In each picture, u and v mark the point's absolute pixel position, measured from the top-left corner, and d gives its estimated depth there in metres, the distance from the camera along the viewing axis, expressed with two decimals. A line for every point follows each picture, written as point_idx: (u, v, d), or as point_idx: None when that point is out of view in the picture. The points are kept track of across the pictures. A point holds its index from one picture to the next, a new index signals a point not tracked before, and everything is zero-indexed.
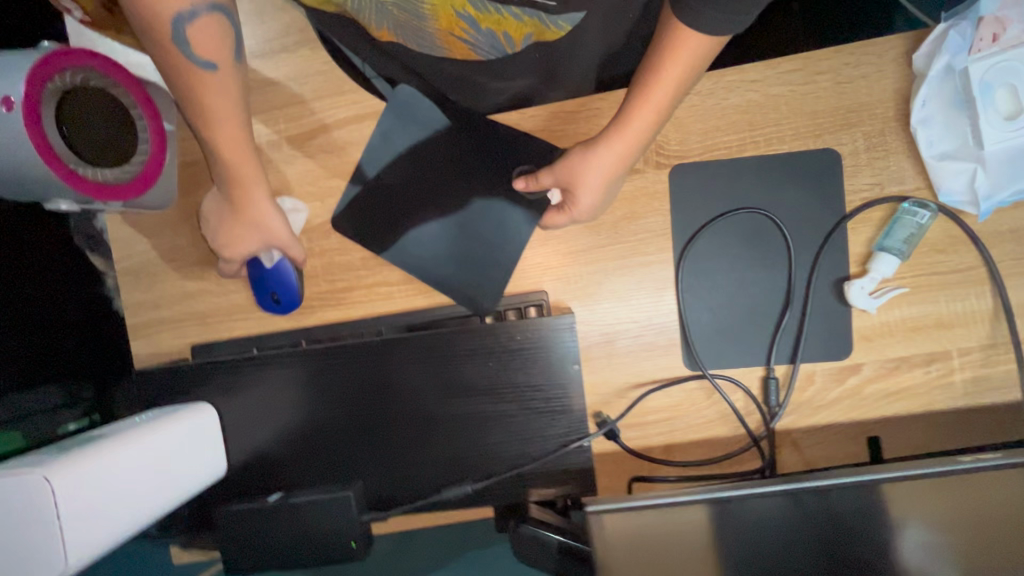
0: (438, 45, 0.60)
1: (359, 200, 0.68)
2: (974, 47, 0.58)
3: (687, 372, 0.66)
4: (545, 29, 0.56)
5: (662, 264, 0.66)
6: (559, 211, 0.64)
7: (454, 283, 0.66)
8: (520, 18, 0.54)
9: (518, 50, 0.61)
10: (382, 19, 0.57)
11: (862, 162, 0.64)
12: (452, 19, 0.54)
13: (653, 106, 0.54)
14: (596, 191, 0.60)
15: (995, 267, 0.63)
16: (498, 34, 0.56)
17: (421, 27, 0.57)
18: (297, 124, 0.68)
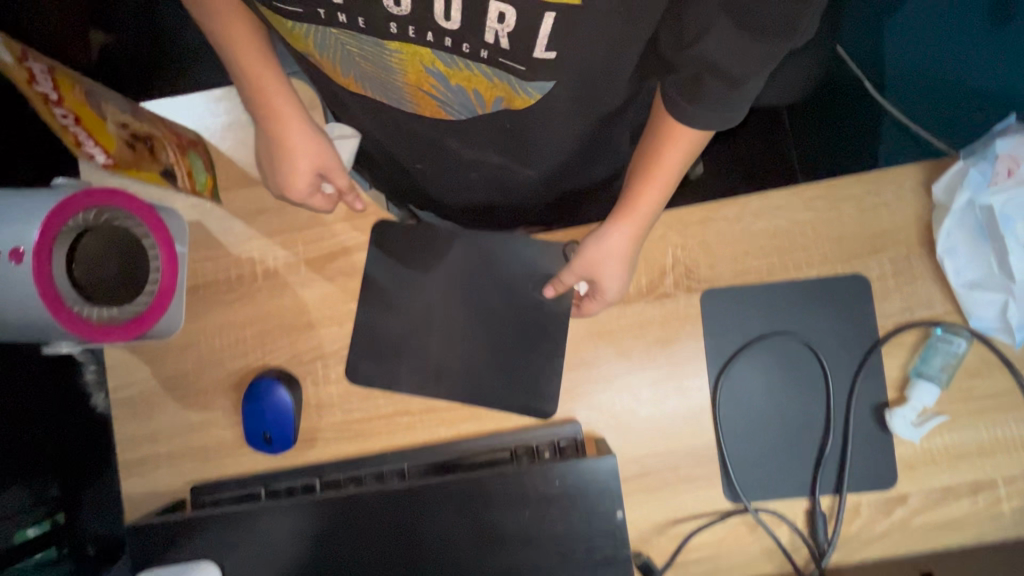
0: (407, 102, 0.58)
1: (382, 326, 0.65)
2: (991, 183, 0.60)
3: (729, 505, 0.63)
4: (515, 95, 0.54)
5: (697, 391, 0.64)
6: (590, 300, 0.62)
7: (487, 413, 0.64)
8: (491, 78, 0.52)
9: (490, 113, 0.59)
10: (349, 67, 0.55)
11: (890, 287, 0.64)
12: (421, 76, 0.53)
13: (660, 179, 0.56)
14: (619, 275, 0.59)
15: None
16: (469, 92, 0.54)
17: (389, 80, 0.55)
18: (317, 247, 0.66)
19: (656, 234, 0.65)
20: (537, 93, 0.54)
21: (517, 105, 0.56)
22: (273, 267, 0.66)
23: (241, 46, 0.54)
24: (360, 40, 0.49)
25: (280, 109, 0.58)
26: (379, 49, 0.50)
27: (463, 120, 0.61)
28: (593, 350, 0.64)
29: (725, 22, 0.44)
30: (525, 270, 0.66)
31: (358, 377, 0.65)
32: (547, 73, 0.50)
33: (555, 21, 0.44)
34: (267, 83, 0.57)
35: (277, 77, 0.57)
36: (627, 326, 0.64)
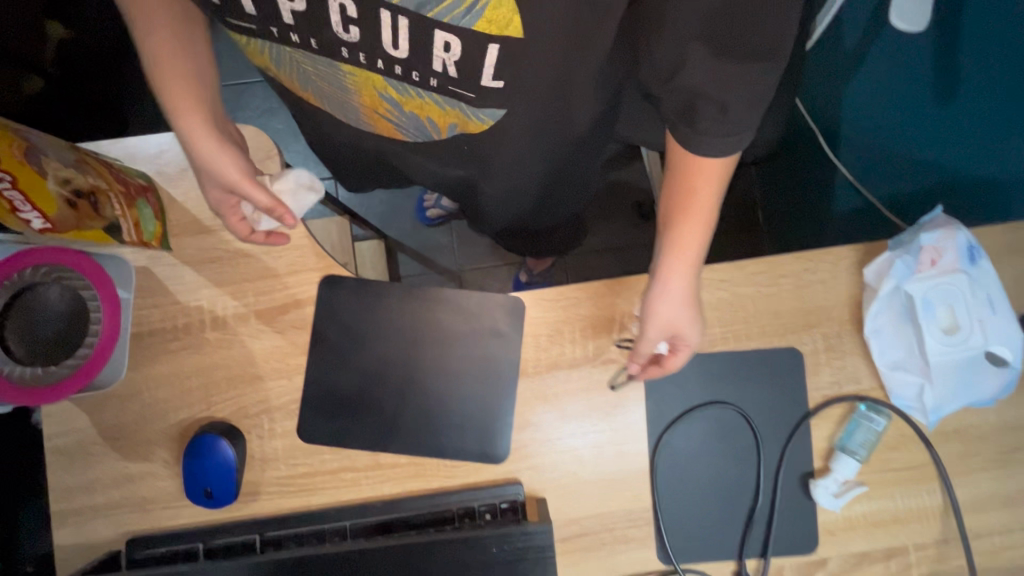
0: (363, 121, 0.63)
1: (330, 380, 0.65)
2: (917, 271, 0.64)
3: (661, 566, 0.65)
4: (467, 120, 0.59)
5: (637, 454, 0.66)
6: (676, 354, 0.59)
7: (432, 471, 0.65)
8: (441, 106, 0.57)
9: (444, 137, 0.64)
10: (308, 85, 0.59)
11: (822, 362, 0.67)
12: (375, 100, 0.58)
13: (702, 212, 0.53)
14: (691, 317, 0.56)
15: (944, 466, 0.66)
16: (423, 118, 0.60)
17: (347, 101, 0.60)
18: (268, 298, 0.66)
19: (605, 301, 0.67)
20: (490, 120, 0.59)
21: (472, 129, 0.61)
22: (222, 317, 0.65)
23: (164, 48, 0.53)
24: (316, 59, 0.54)
25: (182, 117, 0.54)
26: (335, 72, 0.55)
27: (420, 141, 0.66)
28: (539, 411, 0.66)
29: (699, 46, 0.46)
30: (478, 332, 0.67)
31: (306, 431, 0.65)
32: (496, 102, 0.55)
33: (499, 54, 0.49)
34: (174, 87, 0.54)
35: (186, 81, 0.54)
36: (573, 389, 0.66)
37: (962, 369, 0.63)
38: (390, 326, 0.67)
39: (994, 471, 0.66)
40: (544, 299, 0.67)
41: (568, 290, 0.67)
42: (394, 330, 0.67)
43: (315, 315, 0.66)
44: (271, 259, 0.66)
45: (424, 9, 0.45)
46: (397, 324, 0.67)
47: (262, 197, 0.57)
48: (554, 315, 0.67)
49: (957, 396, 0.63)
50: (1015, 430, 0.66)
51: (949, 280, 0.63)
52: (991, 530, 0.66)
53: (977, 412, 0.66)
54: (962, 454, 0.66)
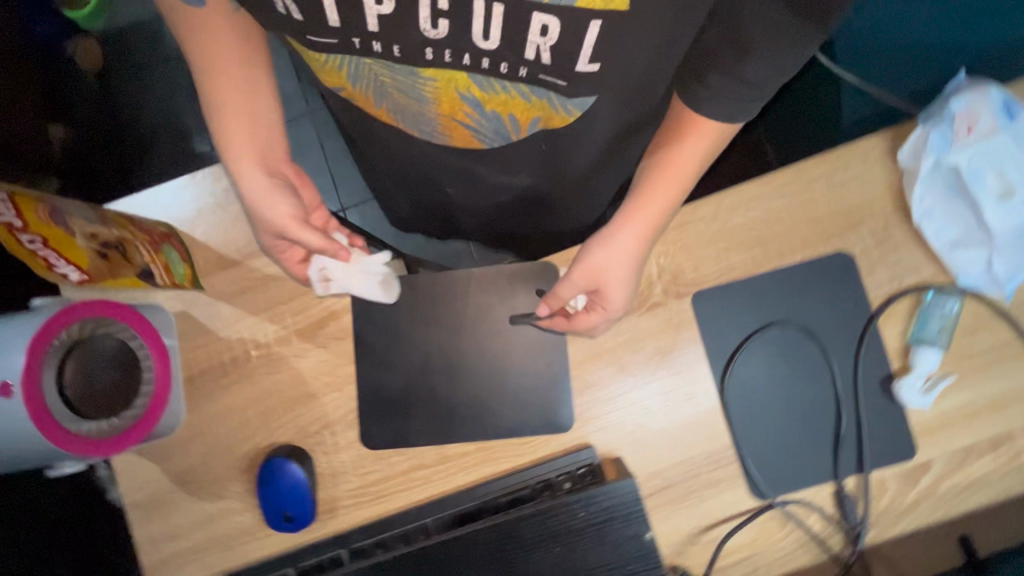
0: (439, 131, 0.65)
1: (382, 384, 0.65)
2: (955, 141, 0.61)
3: (756, 503, 0.62)
4: (553, 113, 0.59)
5: (704, 393, 0.64)
6: (590, 312, 0.60)
7: (500, 452, 0.64)
8: (528, 99, 0.56)
9: (523, 135, 0.65)
10: (382, 100, 0.61)
11: (875, 259, 0.64)
12: (455, 103, 0.58)
13: (676, 174, 0.57)
14: (625, 274, 0.58)
15: None
16: (505, 116, 0.60)
17: (422, 112, 0.61)
18: (305, 317, 0.66)
19: None
20: (577, 109, 0.59)
21: (555, 123, 0.62)
22: (265, 343, 0.66)
23: (228, 81, 0.54)
24: (396, 69, 0.53)
25: (237, 164, 0.56)
26: (414, 79, 0.54)
27: (496, 146, 0.68)
28: (596, 372, 0.64)
29: None
30: (517, 305, 0.66)
31: (369, 437, 0.64)
32: (589, 87, 0.54)
33: (601, 29, 0.46)
34: (230, 133, 0.55)
35: (245, 128, 0.55)
36: (624, 341, 0.64)
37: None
38: (430, 318, 0.66)
39: None
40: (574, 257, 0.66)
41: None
42: (434, 321, 0.66)
43: (354, 322, 0.66)
44: None
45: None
46: (435, 315, 0.66)
47: (310, 241, 0.57)
48: None
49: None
50: None
51: (992, 143, 0.60)
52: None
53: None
54: None
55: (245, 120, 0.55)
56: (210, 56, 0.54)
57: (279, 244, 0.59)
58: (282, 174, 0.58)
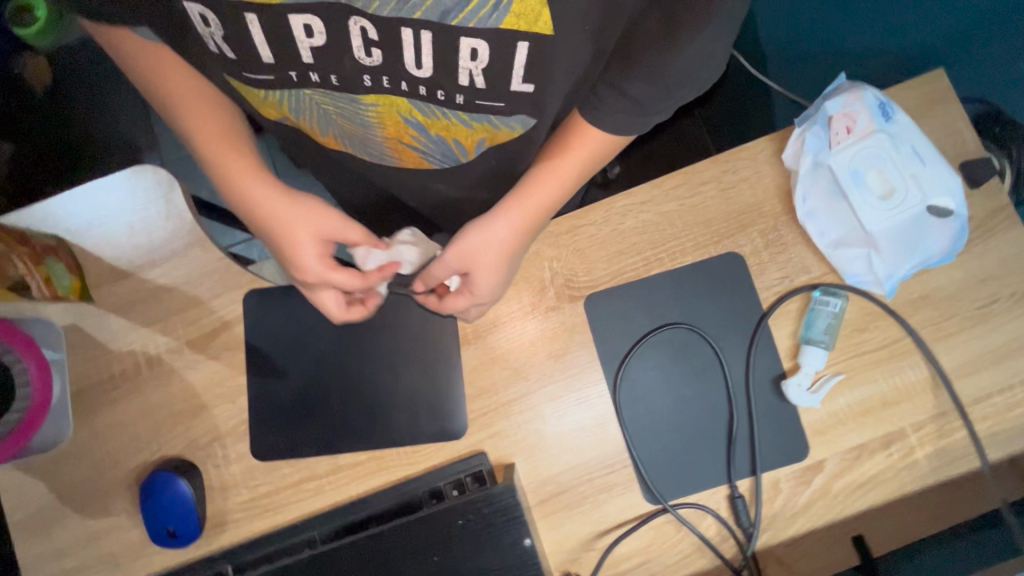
0: (388, 153, 0.65)
1: (275, 394, 0.64)
2: (833, 142, 0.62)
3: (650, 508, 0.62)
4: (498, 131, 0.59)
5: (598, 397, 0.63)
6: (459, 296, 0.60)
7: (393, 461, 0.63)
8: (469, 125, 0.57)
9: (472, 157, 0.65)
10: (328, 127, 0.59)
11: (765, 260, 0.64)
12: (399, 128, 0.57)
13: (558, 169, 0.58)
14: (496, 262, 0.58)
15: (919, 336, 0.62)
16: (450, 141, 0.61)
17: (369, 136, 0.60)
18: (197, 327, 0.65)
19: (531, 250, 0.65)
20: (520, 126, 0.58)
21: (499, 139, 0.61)
22: (156, 355, 0.65)
23: (191, 108, 0.56)
24: (337, 97, 0.53)
25: (237, 182, 0.56)
26: (356, 106, 0.54)
27: (446, 166, 0.68)
28: (491, 377, 0.64)
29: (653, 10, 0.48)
30: (412, 313, 0.66)
31: (260, 449, 0.63)
32: (525, 107, 0.55)
33: (528, 51, 0.47)
34: (231, 155, 0.56)
35: (240, 153, 0.57)
36: (518, 346, 0.64)
37: (904, 230, 0.61)
38: (324, 327, 0.66)
39: (974, 330, 0.62)
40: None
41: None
42: (328, 329, 0.66)
43: (246, 331, 0.65)
44: (192, 287, 0.66)
45: (449, 17, 0.43)
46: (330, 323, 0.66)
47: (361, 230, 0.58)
48: None
49: (907, 259, 0.61)
50: (985, 281, 0.62)
51: (868, 143, 0.61)
52: (988, 392, 0.62)
53: (941, 273, 0.62)
54: (937, 320, 0.62)
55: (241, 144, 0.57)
56: (170, 83, 0.55)
57: (315, 256, 0.57)
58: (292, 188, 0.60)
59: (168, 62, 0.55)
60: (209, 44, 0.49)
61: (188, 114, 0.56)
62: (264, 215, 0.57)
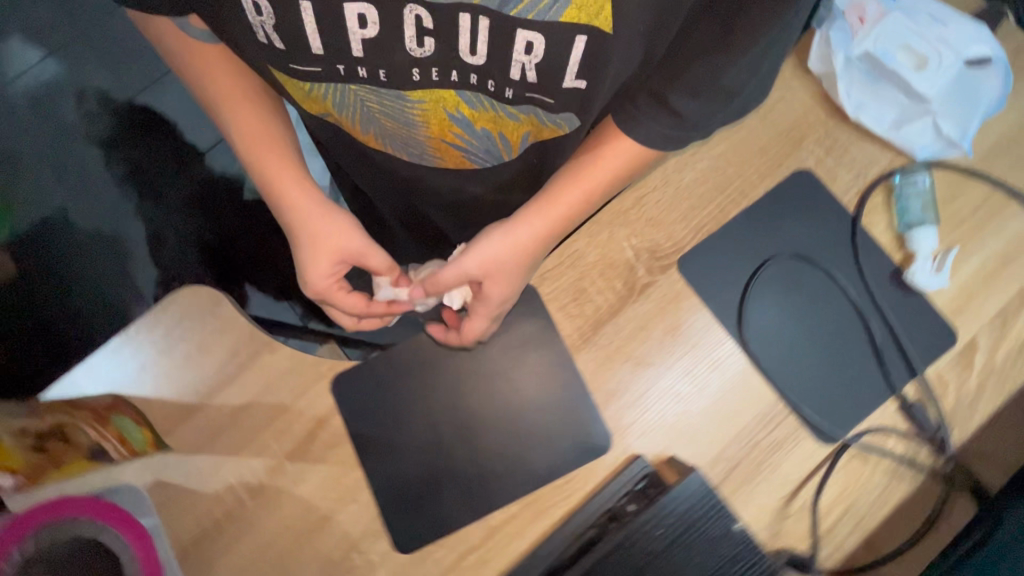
0: (429, 153, 0.70)
1: (398, 476, 0.58)
2: (854, 33, 0.62)
3: (829, 449, 0.57)
4: (543, 126, 0.63)
5: (729, 356, 0.59)
6: (473, 318, 0.59)
7: (549, 500, 0.57)
8: (516, 118, 0.61)
9: (514, 155, 0.70)
10: (371, 126, 0.65)
11: (832, 166, 0.63)
12: (444, 124, 0.62)
13: (587, 181, 0.58)
14: (518, 277, 0.58)
15: (1009, 185, 0.61)
16: (496, 136, 0.65)
17: (412, 135, 0.65)
18: (290, 436, 0.59)
19: (604, 235, 0.62)
20: (566, 125, 0.63)
21: (543, 136, 0.66)
22: (257, 481, 0.58)
23: (242, 115, 0.61)
24: (384, 93, 0.58)
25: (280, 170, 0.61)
26: (403, 103, 0.59)
27: (486, 166, 0.72)
28: (615, 376, 0.59)
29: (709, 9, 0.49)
30: (509, 341, 0.61)
31: (404, 541, 0.56)
32: (573, 103, 0.58)
33: (585, 45, 0.51)
34: (275, 160, 0.61)
35: (282, 154, 0.62)
36: (630, 334, 0.60)
37: (953, 88, 0.61)
38: (424, 387, 0.61)
39: None
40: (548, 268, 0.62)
41: (564, 249, 0.62)
42: (430, 388, 0.60)
43: (346, 420, 0.59)
44: (272, 395, 0.60)
45: (508, 7, 0.47)
46: (428, 381, 0.61)
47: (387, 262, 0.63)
48: (568, 280, 0.61)
49: (969, 115, 0.60)
50: None
51: (887, 23, 0.61)
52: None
53: (1001, 119, 0.62)
54: (1017, 165, 0.62)
55: (286, 152, 0.63)
56: (224, 92, 0.61)
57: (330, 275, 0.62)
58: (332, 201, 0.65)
59: (215, 62, 0.60)
60: (257, 33, 0.53)
61: (237, 114, 0.61)
62: (293, 218, 0.62)
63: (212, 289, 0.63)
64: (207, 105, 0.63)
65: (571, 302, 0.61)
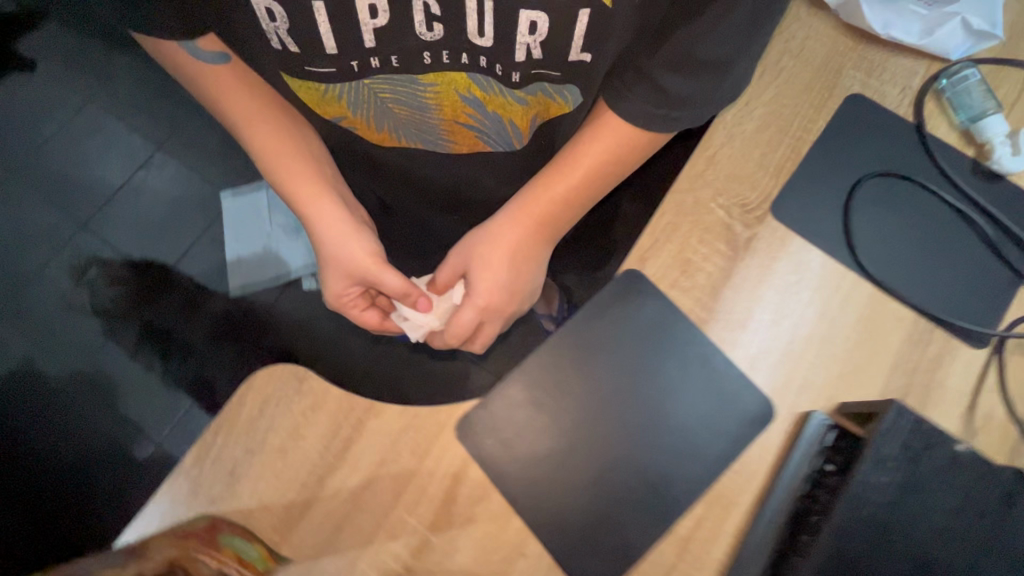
0: (443, 138, 0.74)
1: (562, 513, 0.50)
2: None
3: (987, 352, 0.54)
4: (552, 101, 0.67)
5: (854, 287, 0.57)
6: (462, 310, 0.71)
7: (733, 488, 0.51)
8: (523, 100, 0.66)
9: (523, 139, 0.75)
10: (386, 119, 0.71)
11: (877, 86, 0.64)
12: (458, 106, 0.67)
13: (575, 167, 0.66)
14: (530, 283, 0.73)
15: None
16: (506, 122, 0.71)
17: (426, 120, 0.70)
18: (426, 503, 0.51)
19: (689, 202, 0.60)
20: (571, 101, 0.67)
21: (552, 113, 0.70)
22: (403, 568, 0.49)
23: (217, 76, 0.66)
24: (399, 83, 0.63)
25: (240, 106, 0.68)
26: (419, 91, 0.64)
27: (499, 149, 0.78)
28: (751, 338, 0.55)
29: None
30: (629, 330, 0.56)
31: None
32: (577, 76, 0.62)
33: (590, 16, 0.53)
34: (301, 176, 0.70)
35: (305, 160, 0.71)
36: (750, 292, 0.57)
37: None
38: (558, 404, 0.54)
39: None
40: (646, 247, 0.58)
41: (657, 224, 0.59)
42: (565, 404, 0.54)
43: (484, 467, 0.52)
44: (392, 463, 0.52)
45: None
46: (561, 397, 0.55)
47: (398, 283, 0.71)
48: (669, 254, 0.58)
49: (988, 8, 0.63)
50: None
51: None
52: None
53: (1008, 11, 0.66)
54: None
55: (311, 173, 0.71)
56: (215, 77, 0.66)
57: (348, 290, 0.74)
58: (358, 219, 0.73)
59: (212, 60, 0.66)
60: (273, 38, 0.59)
61: (254, 128, 0.68)
62: (309, 210, 0.71)
63: (289, 365, 0.55)
64: (222, 118, 0.70)
65: (682, 275, 0.57)
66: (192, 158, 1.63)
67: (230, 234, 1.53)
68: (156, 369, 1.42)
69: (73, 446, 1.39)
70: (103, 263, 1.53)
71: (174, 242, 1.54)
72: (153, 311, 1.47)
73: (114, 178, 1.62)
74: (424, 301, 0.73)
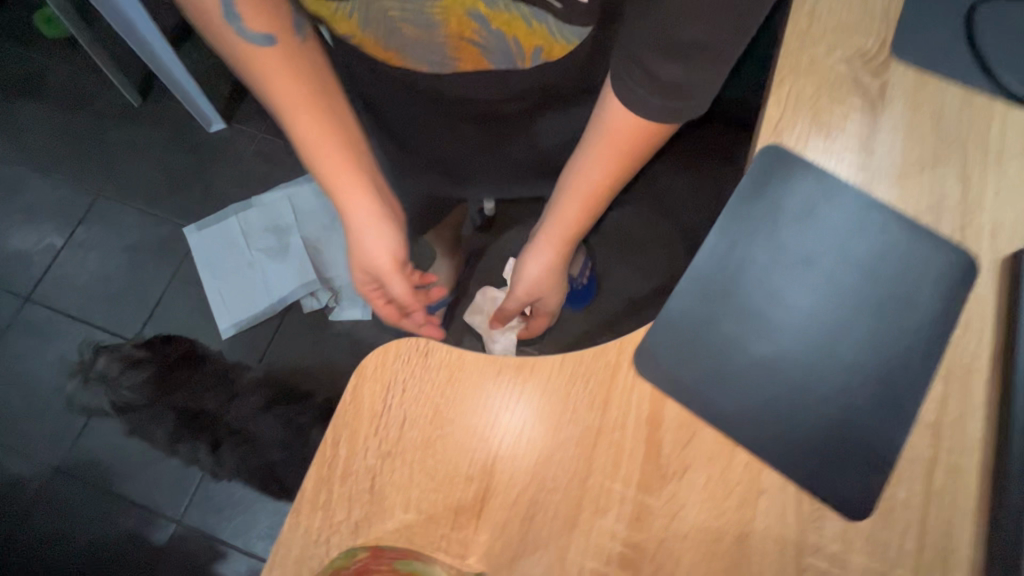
0: (449, 61, 0.59)
1: (785, 429, 0.42)
2: None
3: None
4: (554, 42, 0.55)
5: (1007, 113, 0.50)
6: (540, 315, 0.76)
7: (965, 355, 0.43)
8: (531, 22, 0.53)
9: (529, 67, 0.59)
10: (390, 38, 0.56)
11: None
12: (464, 20, 0.53)
13: (594, 185, 0.59)
14: (556, 293, 0.71)
15: None
16: (512, 41, 0.55)
17: (431, 38, 0.56)
18: (625, 461, 0.40)
19: (805, 63, 0.52)
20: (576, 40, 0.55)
21: (555, 55, 0.57)
22: (623, 547, 0.39)
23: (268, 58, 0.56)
24: None
25: (289, 92, 0.58)
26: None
27: (505, 81, 0.61)
28: (923, 190, 0.48)
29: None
30: (786, 211, 0.48)
31: (850, 504, 0.40)
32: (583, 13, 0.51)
33: None
34: (344, 170, 0.62)
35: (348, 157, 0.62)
36: (906, 141, 0.50)
37: None
38: (738, 307, 0.45)
39: None
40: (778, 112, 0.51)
41: (779, 91, 0.51)
42: (746, 306, 0.45)
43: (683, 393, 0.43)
44: (571, 423, 0.42)
45: None
46: (738, 301, 0.45)
47: (400, 290, 0.65)
48: (804, 121, 0.50)
49: None
50: None
51: None
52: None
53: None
54: None
55: (355, 166, 0.63)
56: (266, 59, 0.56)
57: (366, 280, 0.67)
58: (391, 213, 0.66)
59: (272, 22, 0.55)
60: None
61: (300, 118, 0.59)
62: (344, 204, 0.64)
63: (406, 338, 0.44)
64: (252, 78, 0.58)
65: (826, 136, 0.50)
66: (141, 199, 1.43)
67: (208, 272, 1.36)
68: (207, 457, 1.17)
69: (75, 545, 1.19)
70: (110, 351, 1.26)
71: (144, 295, 1.35)
72: (190, 391, 1.21)
73: (53, 239, 1.41)
74: (421, 316, 0.72)
